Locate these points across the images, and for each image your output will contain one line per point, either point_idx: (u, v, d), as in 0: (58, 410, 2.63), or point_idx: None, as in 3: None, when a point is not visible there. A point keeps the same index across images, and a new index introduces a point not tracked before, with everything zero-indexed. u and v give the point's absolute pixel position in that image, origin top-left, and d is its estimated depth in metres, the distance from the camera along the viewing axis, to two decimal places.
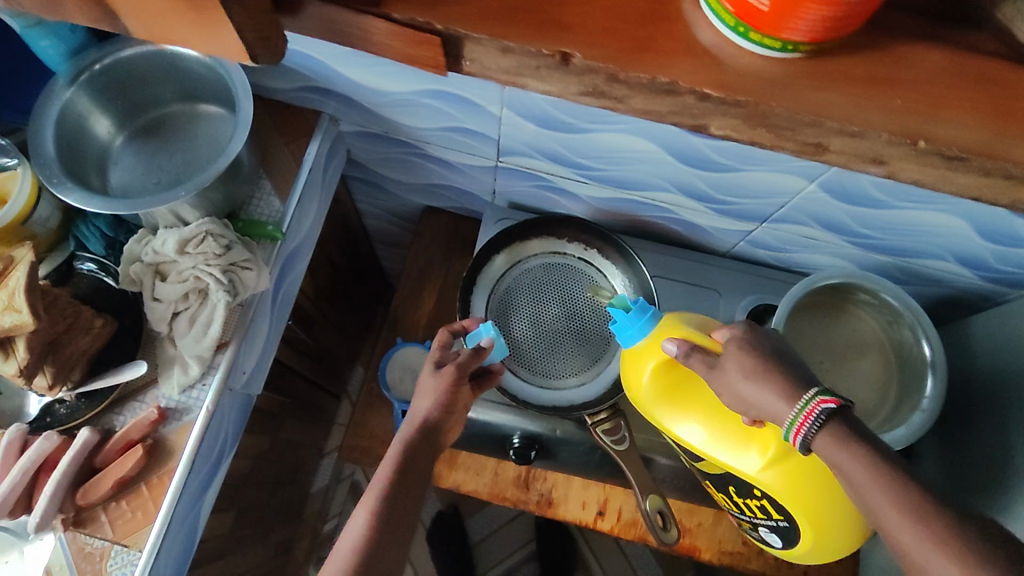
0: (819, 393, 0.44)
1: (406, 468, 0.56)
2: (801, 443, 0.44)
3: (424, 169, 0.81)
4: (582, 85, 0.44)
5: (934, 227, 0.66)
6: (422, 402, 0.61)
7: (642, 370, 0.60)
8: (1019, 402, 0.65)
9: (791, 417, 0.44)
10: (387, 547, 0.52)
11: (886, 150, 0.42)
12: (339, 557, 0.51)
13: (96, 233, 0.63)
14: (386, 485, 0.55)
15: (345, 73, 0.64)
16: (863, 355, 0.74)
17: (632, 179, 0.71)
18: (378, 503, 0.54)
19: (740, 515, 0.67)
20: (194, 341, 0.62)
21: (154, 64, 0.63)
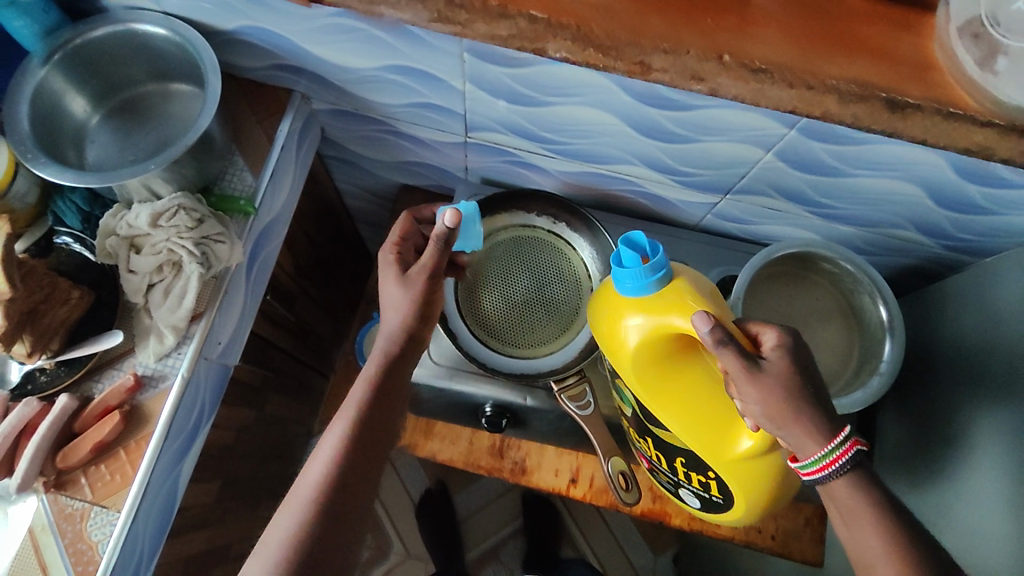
0: (851, 432, 0.49)
1: (378, 392, 0.58)
2: (822, 478, 0.49)
3: (397, 147, 0.83)
4: (429, 13, 0.51)
5: (893, 195, 0.67)
6: (395, 313, 0.61)
7: (637, 323, 0.55)
8: (976, 367, 0.67)
9: (826, 453, 0.48)
10: (356, 472, 0.54)
11: (700, 66, 0.48)
12: (306, 485, 0.53)
13: (73, 208, 0.65)
14: (360, 408, 0.57)
15: (313, 51, 0.66)
16: (811, 313, 0.76)
17: (597, 153, 0.73)
18: (350, 428, 0.55)
19: (664, 472, 0.71)
20: (168, 311, 0.64)
21: (126, 43, 0.65)
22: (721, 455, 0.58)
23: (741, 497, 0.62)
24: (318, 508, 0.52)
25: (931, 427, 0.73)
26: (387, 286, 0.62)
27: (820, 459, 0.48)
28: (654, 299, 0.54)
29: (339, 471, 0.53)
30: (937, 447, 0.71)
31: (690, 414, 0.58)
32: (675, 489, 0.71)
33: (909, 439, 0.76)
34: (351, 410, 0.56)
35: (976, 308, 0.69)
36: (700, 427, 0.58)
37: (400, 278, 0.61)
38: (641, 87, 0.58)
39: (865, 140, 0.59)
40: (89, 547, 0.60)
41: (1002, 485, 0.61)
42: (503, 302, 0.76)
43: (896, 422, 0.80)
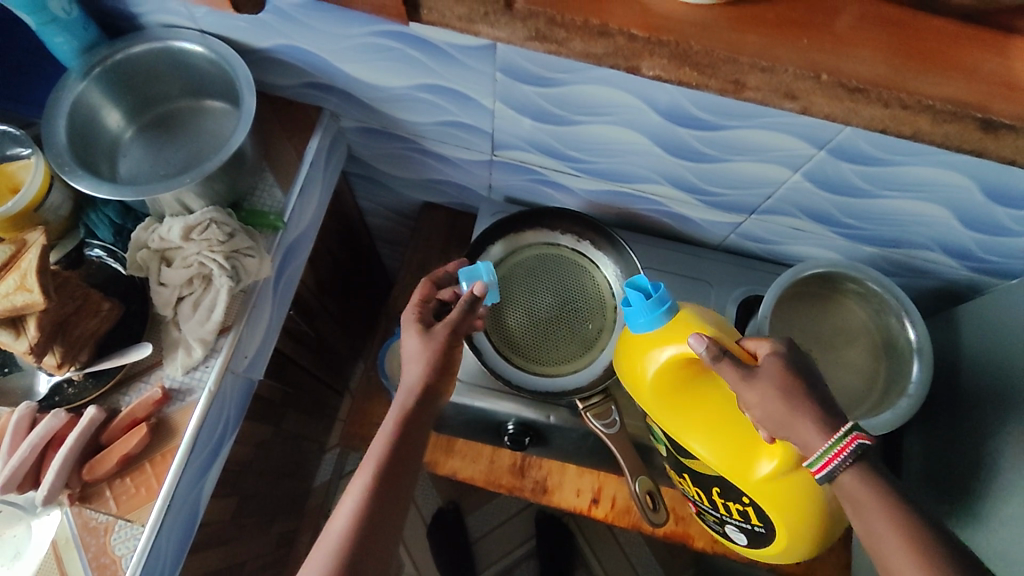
0: (853, 427, 0.47)
1: (400, 445, 0.58)
2: (829, 474, 0.47)
3: (422, 165, 0.84)
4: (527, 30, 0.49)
5: (918, 216, 0.68)
6: (415, 368, 0.62)
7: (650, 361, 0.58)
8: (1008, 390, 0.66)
9: (826, 449, 0.47)
10: (378, 525, 0.53)
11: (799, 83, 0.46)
12: (328, 540, 0.52)
13: (105, 220, 0.66)
14: (381, 461, 0.57)
15: (346, 69, 0.67)
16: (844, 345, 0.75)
17: (623, 172, 0.73)
18: (370, 483, 0.55)
19: (707, 509, 0.68)
20: (198, 324, 0.64)
21: (163, 60, 0.66)
22: (751, 479, 0.57)
23: (785, 524, 0.59)
24: (342, 562, 0.50)
25: (961, 451, 0.72)
26: (407, 342, 0.64)
27: (821, 454, 0.47)
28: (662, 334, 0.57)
29: (363, 521, 0.53)
30: (966, 469, 0.70)
31: (714, 442, 0.58)
32: (723, 529, 0.68)
33: (937, 463, 0.75)
34: (373, 461, 0.56)
35: (1002, 329, 0.69)
36: (725, 453, 0.57)
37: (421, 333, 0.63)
38: (673, 107, 0.59)
39: (894, 161, 0.59)
40: (113, 561, 0.60)
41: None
42: (527, 320, 0.76)
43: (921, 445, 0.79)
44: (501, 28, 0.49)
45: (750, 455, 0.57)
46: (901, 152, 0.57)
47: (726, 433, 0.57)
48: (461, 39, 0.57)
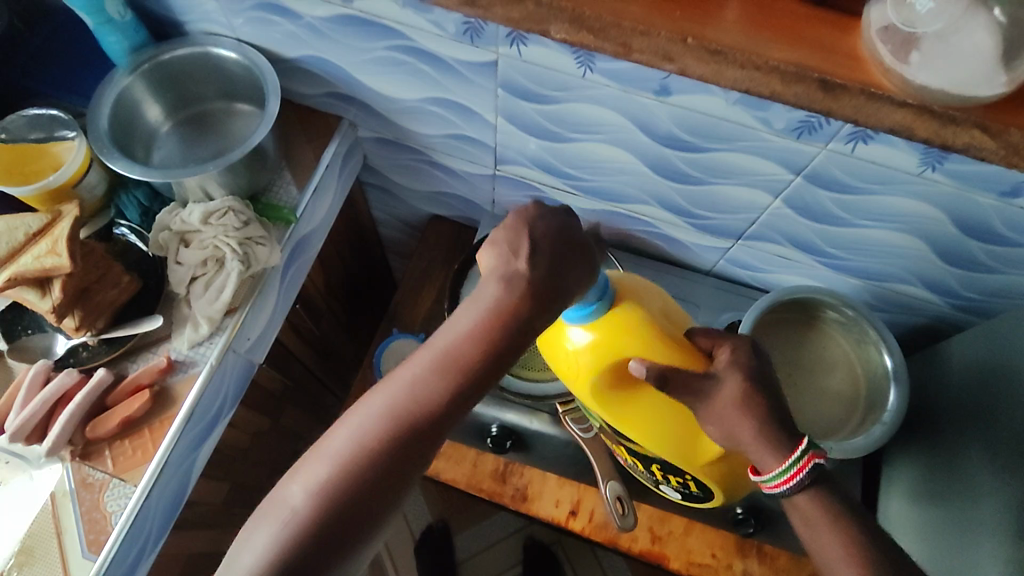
0: (810, 445, 0.50)
1: (481, 347, 0.45)
2: (786, 490, 0.50)
3: (431, 177, 0.90)
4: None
5: (897, 249, 0.70)
6: (528, 273, 0.46)
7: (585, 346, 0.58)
8: (987, 427, 0.66)
9: (786, 468, 0.49)
10: (437, 431, 0.44)
11: (671, 47, 0.48)
12: (377, 416, 0.44)
13: (134, 202, 0.72)
14: (462, 363, 0.45)
15: (363, 79, 0.73)
16: (811, 348, 0.78)
17: (616, 191, 0.78)
18: (445, 379, 0.44)
19: (644, 474, 0.72)
20: (207, 303, 0.69)
21: (202, 63, 0.73)
22: (695, 463, 0.61)
23: (724, 489, 0.65)
24: (368, 462, 0.43)
25: (940, 486, 0.71)
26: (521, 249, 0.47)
27: (780, 473, 0.50)
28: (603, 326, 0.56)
29: (408, 419, 0.44)
30: (947, 505, 0.69)
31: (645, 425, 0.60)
32: (654, 484, 0.73)
33: (918, 499, 0.75)
34: (443, 357, 0.45)
35: (977, 363, 0.70)
36: (663, 439, 0.60)
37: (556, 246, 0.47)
38: (659, 128, 0.63)
39: (865, 190, 0.62)
40: (102, 517, 0.63)
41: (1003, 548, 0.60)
42: None
43: (904, 481, 0.79)
44: None
45: (697, 443, 0.60)
46: (870, 181, 0.61)
47: (659, 419, 0.59)
48: (467, 55, 0.63)
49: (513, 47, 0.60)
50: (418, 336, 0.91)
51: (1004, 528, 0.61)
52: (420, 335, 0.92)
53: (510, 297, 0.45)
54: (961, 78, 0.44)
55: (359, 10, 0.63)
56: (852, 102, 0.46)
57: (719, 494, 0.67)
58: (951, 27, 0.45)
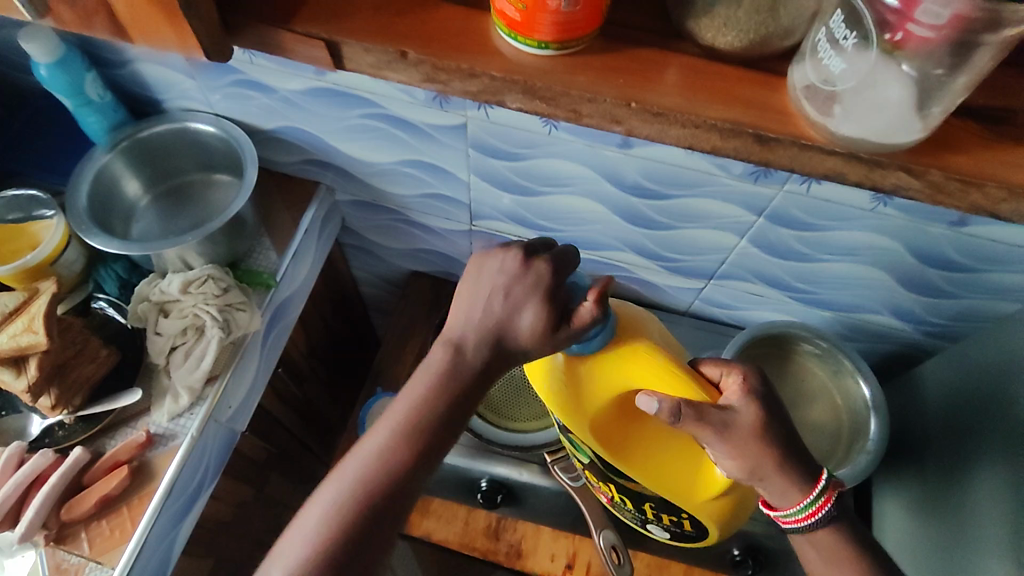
0: (829, 477, 0.53)
1: (437, 411, 0.48)
2: (812, 524, 0.52)
3: (408, 235, 0.91)
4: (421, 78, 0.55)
5: (861, 281, 0.72)
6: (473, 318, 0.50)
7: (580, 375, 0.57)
8: (972, 454, 0.66)
9: (811, 501, 0.52)
10: (407, 485, 0.46)
11: (620, 110, 0.51)
12: (345, 482, 0.46)
13: (112, 275, 0.72)
14: (418, 413, 0.48)
15: (337, 146, 0.76)
16: (792, 373, 0.78)
17: (589, 240, 0.80)
18: (406, 432, 0.47)
19: (636, 515, 0.72)
20: (187, 372, 0.69)
21: (181, 139, 0.75)
22: (695, 497, 0.61)
23: (719, 529, 0.65)
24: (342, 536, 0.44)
25: (933, 516, 0.71)
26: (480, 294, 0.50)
27: (802, 508, 0.52)
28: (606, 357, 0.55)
29: (377, 477, 0.46)
30: (941, 534, 0.69)
31: (643, 452, 0.61)
32: (642, 524, 0.73)
33: (912, 529, 0.74)
34: (405, 425, 0.48)
35: (952, 387, 0.72)
36: (659, 467, 0.61)
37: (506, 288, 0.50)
38: (624, 178, 0.66)
39: (825, 227, 0.65)
40: None
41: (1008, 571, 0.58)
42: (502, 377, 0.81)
43: (897, 511, 0.78)
44: (398, 75, 0.54)
45: (698, 474, 0.60)
46: (828, 219, 0.64)
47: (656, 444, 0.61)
48: (438, 119, 0.66)
49: (481, 110, 0.63)
50: None
51: (1007, 553, 0.58)
52: None
53: (461, 361, 0.49)
54: (878, 134, 0.46)
55: (331, 81, 0.66)
56: (796, 146, 0.49)
57: (712, 533, 0.66)
58: (865, 82, 0.45)
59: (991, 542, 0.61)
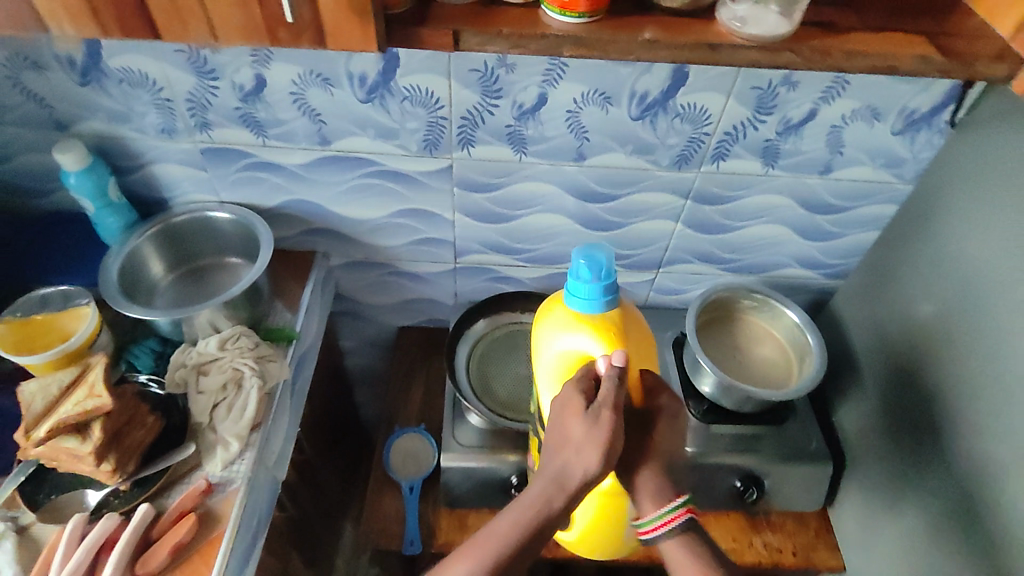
0: (683, 504, 0.54)
1: (504, 545, 0.49)
2: (654, 537, 0.54)
3: (397, 287, 1.03)
4: None
5: (772, 240, 0.93)
6: (574, 454, 0.51)
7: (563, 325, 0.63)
8: (927, 362, 0.76)
9: (657, 515, 0.54)
10: None
11: None
12: None
13: (147, 350, 0.78)
14: (499, 551, 0.49)
15: (336, 211, 0.89)
16: (734, 326, 0.95)
17: (558, 254, 0.95)
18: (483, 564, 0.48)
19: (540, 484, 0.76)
20: (233, 422, 0.74)
21: (196, 226, 0.85)
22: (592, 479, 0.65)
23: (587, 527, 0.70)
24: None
25: (895, 412, 0.82)
26: (571, 425, 0.53)
27: (667, 510, 0.53)
28: (597, 325, 0.62)
29: None
30: (906, 429, 0.80)
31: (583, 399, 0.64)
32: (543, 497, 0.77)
33: (872, 420, 0.87)
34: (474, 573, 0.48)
35: (860, 307, 0.92)
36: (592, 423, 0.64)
37: (586, 414, 0.53)
38: (582, 187, 0.84)
39: (736, 197, 0.86)
40: None
41: (952, 484, 0.73)
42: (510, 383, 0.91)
43: (851, 402, 0.91)
44: None
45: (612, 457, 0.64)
46: (737, 189, 0.84)
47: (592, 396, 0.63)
48: (426, 165, 0.82)
49: (465, 150, 0.80)
50: (420, 428, 0.98)
51: (962, 457, 0.71)
52: (421, 427, 0.98)
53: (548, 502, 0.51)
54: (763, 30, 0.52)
55: (335, 149, 0.80)
56: None
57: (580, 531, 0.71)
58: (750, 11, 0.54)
59: (962, 435, 0.72)
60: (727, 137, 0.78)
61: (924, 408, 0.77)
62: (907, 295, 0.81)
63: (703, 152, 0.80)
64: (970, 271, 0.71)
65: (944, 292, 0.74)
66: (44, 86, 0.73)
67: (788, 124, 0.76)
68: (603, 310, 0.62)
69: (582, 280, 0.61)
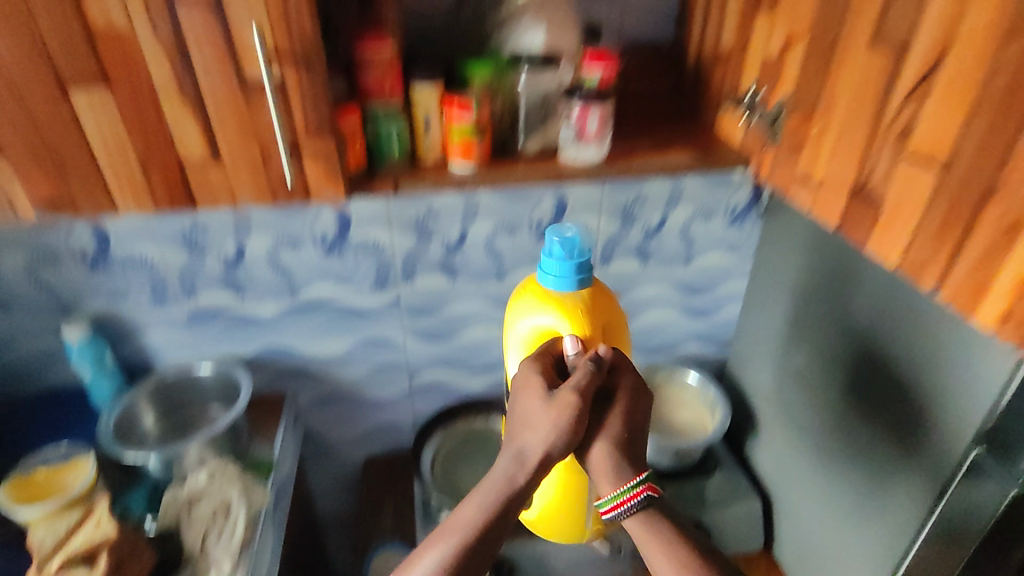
0: (645, 480, 0.63)
1: (477, 519, 0.60)
2: (614, 515, 0.63)
3: (361, 416, 1.15)
4: None
5: (666, 323, 1.15)
6: (540, 436, 0.63)
7: (536, 299, 0.74)
8: (829, 397, 0.87)
9: (618, 493, 0.62)
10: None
11: None
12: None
13: (140, 496, 0.87)
14: (475, 527, 0.60)
15: (304, 351, 1.04)
16: (653, 390, 1.12)
17: (498, 362, 1.13)
18: (460, 538, 0.59)
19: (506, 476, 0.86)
20: (224, 543, 0.81)
21: (183, 381, 0.99)
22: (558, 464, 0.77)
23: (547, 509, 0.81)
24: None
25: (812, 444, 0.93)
26: (533, 404, 0.65)
27: (612, 499, 0.62)
28: (564, 300, 0.72)
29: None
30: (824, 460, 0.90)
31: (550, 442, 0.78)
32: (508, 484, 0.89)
33: (794, 454, 0.97)
34: (459, 534, 0.59)
35: (746, 365, 1.13)
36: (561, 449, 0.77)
37: (549, 398, 0.64)
38: (507, 300, 1.05)
39: (628, 291, 1.09)
40: None
41: (871, 530, 0.80)
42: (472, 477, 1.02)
43: (777, 440, 1.02)
44: None
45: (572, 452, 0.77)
46: (627, 284, 1.08)
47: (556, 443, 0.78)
48: (379, 299, 1.01)
49: (409, 283, 1.00)
50: (396, 542, 1.04)
51: (869, 483, 0.81)
52: (397, 541, 1.05)
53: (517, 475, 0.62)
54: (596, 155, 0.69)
55: (302, 297, 0.98)
56: None
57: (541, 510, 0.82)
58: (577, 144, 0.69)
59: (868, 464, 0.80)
60: (608, 245, 1.02)
61: (835, 437, 0.87)
62: (841, 341, 0.84)
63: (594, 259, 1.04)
64: (894, 332, 0.73)
65: (827, 336, 0.86)
66: (57, 278, 0.89)
67: (649, 230, 1.02)
68: (570, 283, 0.72)
69: (552, 256, 0.72)
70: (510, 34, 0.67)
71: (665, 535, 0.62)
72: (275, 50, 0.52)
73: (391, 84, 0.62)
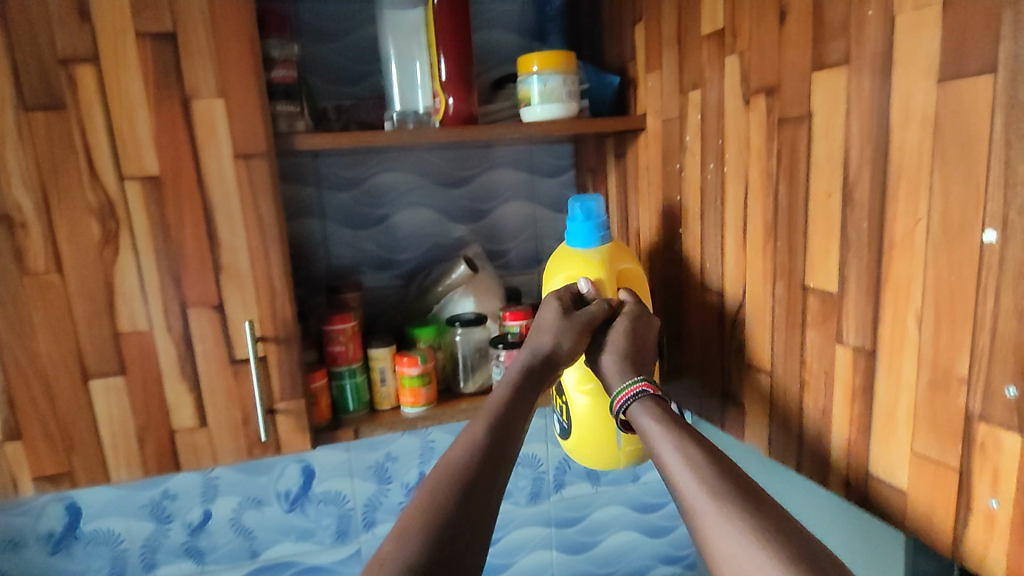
0: (645, 380, 0.65)
1: (500, 403, 0.64)
2: (625, 404, 0.64)
3: None
4: None
5: (627, 545, 1.19)
6: (548, 336, 0.70)
7: (562, 259, 0.79)
8: None
9: (624, 385, 0.65)
10: (494, 456, 0.57)
11: None
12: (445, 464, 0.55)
13: None
14: (498, 405, 0.63)
15: None
16: None
17: None
18: (492, 416, 0.62)
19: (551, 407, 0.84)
20: None
21: None
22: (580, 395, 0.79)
23: (582, 429, 0.78)
24: (448, 502, 0.50)
25: None
26: (546, 314, 0.72)
27: (621, 390, 0.65)
28: (587, 256, 0.77)
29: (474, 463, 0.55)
30: None
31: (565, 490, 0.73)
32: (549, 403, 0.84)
33: None
34: (445, 470, 0.54)
35: None
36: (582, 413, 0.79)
37: (561, 310, 0.71)
38: None
39: (585, 514, 1.15)
40: None
41: None
42: None
43: None
44: None
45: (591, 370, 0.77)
46: (582, 508, 1.15)
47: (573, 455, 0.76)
48: (339, 553, 1.04)
49: (369, 531, 1.04)
50: None
51: None
52: None
53: (536, 362, 0.68)
54: None
55: (263, 559, 1.00)
56: None
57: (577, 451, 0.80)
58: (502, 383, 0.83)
59: None
60: (559, 471, 1.12)
61: None
62: None
63: (547, 487, 1.12)
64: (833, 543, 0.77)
65: None
66: (16, 566, 0.90)
67: None
68: (593, 244, 0.77)
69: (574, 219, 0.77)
70: (447, 301, 0.87)
71: (663, 417, 0.60)
72: (264, 337, 0.67)
73: (354, 351, 0.77)
